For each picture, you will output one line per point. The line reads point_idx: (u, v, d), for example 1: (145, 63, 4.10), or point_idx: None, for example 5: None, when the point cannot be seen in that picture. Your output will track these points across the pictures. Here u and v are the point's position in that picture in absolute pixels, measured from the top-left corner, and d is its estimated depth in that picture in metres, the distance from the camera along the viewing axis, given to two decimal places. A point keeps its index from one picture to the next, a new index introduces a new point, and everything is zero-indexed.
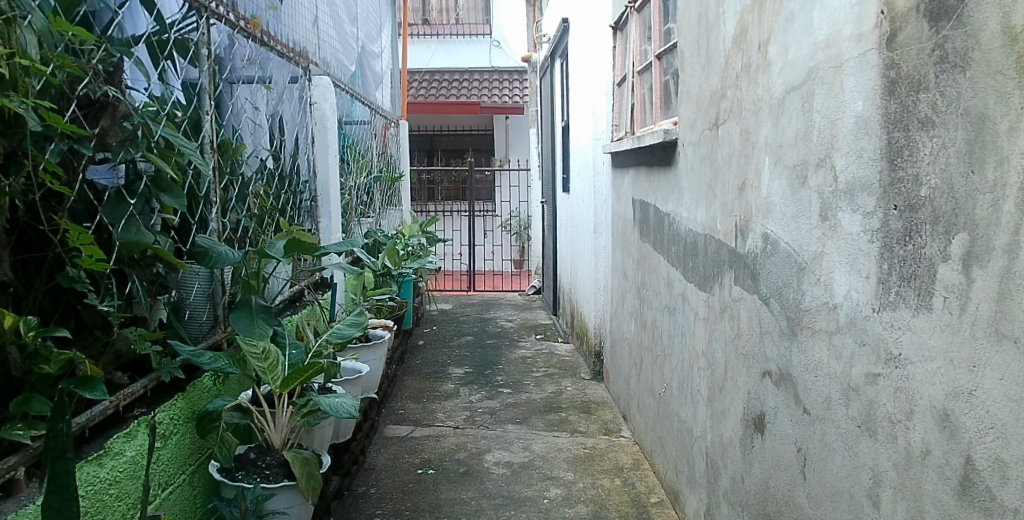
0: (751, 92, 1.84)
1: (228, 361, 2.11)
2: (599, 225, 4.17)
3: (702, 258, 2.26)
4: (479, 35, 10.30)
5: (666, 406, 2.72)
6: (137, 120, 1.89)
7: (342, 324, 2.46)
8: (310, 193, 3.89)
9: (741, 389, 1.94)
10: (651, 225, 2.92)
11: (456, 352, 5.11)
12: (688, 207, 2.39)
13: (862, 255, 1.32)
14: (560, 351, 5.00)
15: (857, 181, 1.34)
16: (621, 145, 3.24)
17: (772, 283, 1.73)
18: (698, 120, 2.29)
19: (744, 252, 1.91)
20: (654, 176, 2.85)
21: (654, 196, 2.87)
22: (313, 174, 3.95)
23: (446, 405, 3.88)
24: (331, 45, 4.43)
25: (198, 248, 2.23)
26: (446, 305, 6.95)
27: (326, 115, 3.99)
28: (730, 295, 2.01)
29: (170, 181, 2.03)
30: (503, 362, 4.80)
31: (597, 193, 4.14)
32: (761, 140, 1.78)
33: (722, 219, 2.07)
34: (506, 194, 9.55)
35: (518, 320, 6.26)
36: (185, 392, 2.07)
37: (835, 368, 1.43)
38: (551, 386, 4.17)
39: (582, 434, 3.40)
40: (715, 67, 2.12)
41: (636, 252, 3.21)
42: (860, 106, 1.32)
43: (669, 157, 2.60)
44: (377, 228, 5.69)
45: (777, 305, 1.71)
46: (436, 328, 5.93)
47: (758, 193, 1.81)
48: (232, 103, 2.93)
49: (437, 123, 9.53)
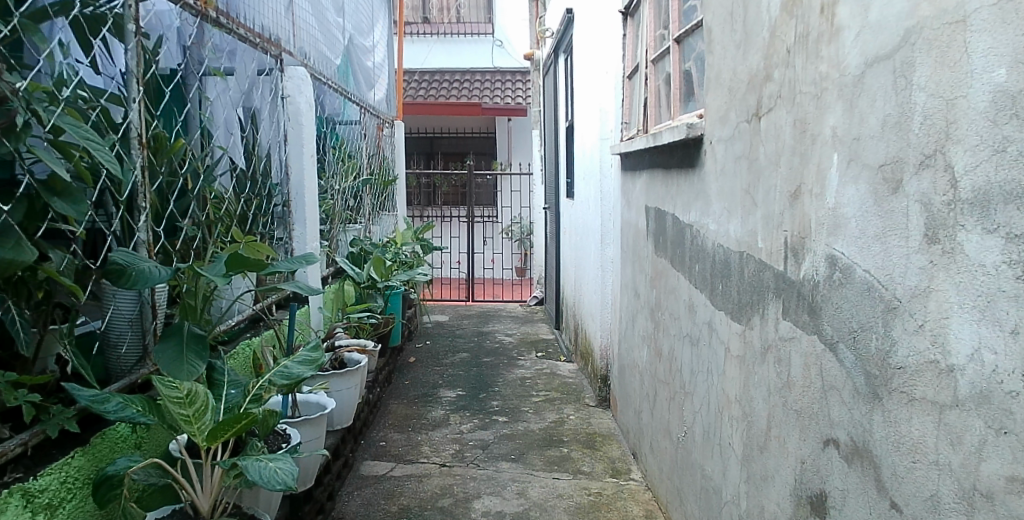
0: (810, 69, 1.43)
1: (140, 410, 1.66)
2: (606, 234, 3.72)
3: (737, 282, 1.83)
4: (483, 35, 9.89)
5: (686, 456, 2.28)
6: (15, 105, 1.47)
7: (292, 360, 1.99)
8: (282, 197, 3.47)
9: (793, 455, 1.51)
10: (668, 238, 2.49)
11: (450, 371, 4.66)
12: (717, 217, 1.96)
13: (1003, 298, 0.91)
14: (562, 372, 4.55)
15: (996, 188, 0.92)
16: (633, 144, 2.82)
17: (844, 324, 1.31)
18: (730, 111, 1.86)
19: (799, 279, 1.48)
20: (673, 180, 2.43)
21: (672, 203, 2.44)
22: (286, 176, 3.49)
23: (433, 437, 3.44)
24: (312, 35, 3.99)
25: (112, 265, 1.78)
26: (443, 317, 6.52)
27: (301, 110, 3.51)
28: (777, 332, 1.58)
29: (67, 183, 1.58)
30: (500, 383, 4.35)
31: (604, 199, 3.70)
32: (825, 131, 1.36)
33: (765, 235, 1.64)
34: (508, 199, 9.10)
35: (517, 335, 5.81)
36: (86, 446, 1.64)
37: (948, 458, 1.01)
38: (552, 415, 3.72)
39: (585, 476, 2.95)
40: (756, 44, 1.70)
41: (649, 268, 2.78)
42: (1004, 76, 0.91)
43: (692, 158, 2.17)
44: (365, 236, 5.27)
45: (851, 355, 1.29)
46: (429, 343, 5.49)
47: (821, 202, 1.38)
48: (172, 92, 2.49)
49: (437, 125, 9.11)
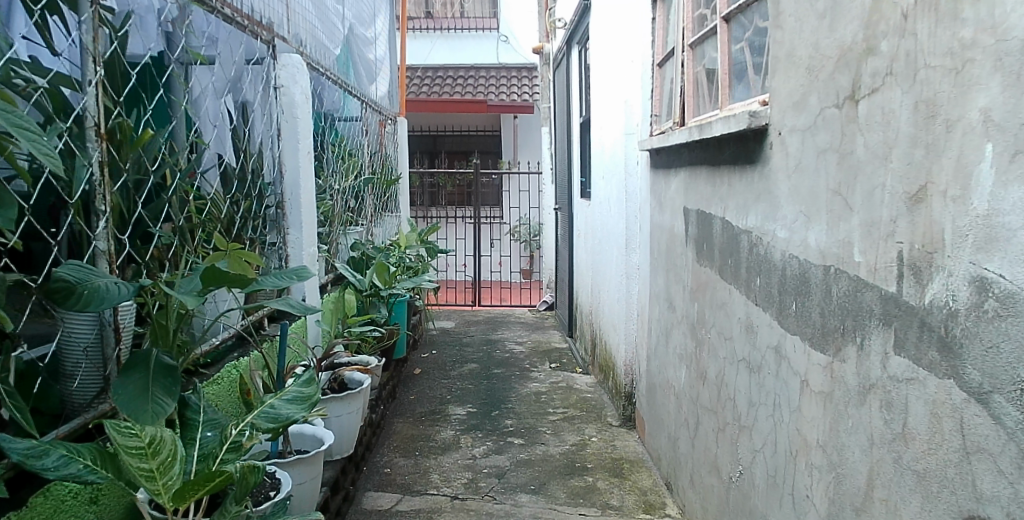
0: (944, 36, 1.10)
1: (91, 465, 1.34)
2: (631, 238, 3.39)
3: (821, 303, 1.50)
4: (488, 30, 9.52)
5: (742, 501, 1.96)
6: None
7: (281, 398, 1.67)
8: (275, 197, 3.14)
9: None
10: (716, 246, 2.17)
11: (458, 384, 4.34)
12: (790, 222, 1.63)
13: None
14: (580, 386, 4.23)
15: None
16: (671, 138, 2.49)
17: (1007, 370, 0.99)
18: (811, 95, 1.53)
19: (924, 306, 1.16)
20: (722, 179, 2.11)
21: (721, 205, 2.12)
22: (279, 174, 3.15)
23: (443, 462, 3.12)
24: (308, 22, 3.67)
25: (60, 284, 1.45)
26: (448, 323, 6.19)
27: (295, 102, 3.18)
28: (889, 370, 1.26)
29: None
30: (513, 398, 4.03)
31: (630, 199, 3.37)
32: (971, 115, 1.04)
33: (869, 247, 1.32)
34: (514, 199, 8.77)
35: (529, 343, 5.47)
36: (21, 510, 1.32)
37: None
38: (573, 436, 3.39)
39: (615, 511, 2.63)
40: (850, 11, 1.37)
41: (689, 279, 2.46)
42: None
43: (752, 154, 1.85)
44: (366, 239, 4.95)
45: (1019, 412, 0.97)
46: (435, 352, 5.16)
47: (964, 208, 1.06)
48: (142, 79, 2.17)
49: (440, 123, 8.77)
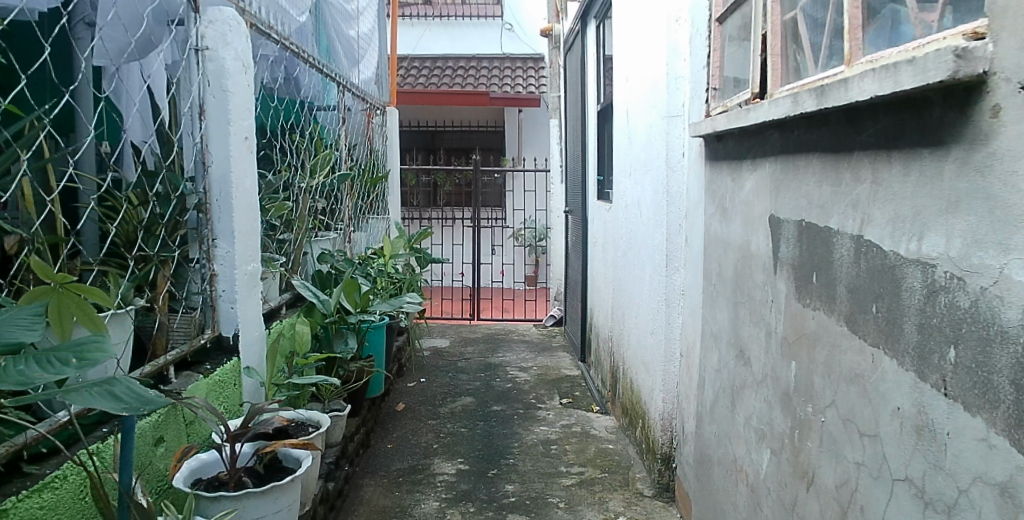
0: None
1: None
2: (673, 254, 2.58)
3: None
4: (490, 17, 8.71)
5: None
6: None
7: None
8: (196, 196, 2.24)
9: None
10: (841, 282, 1.37)
11: (448, 426, 3.54)
12: None
13: None
14: (598, 432, 3.42)
15: None
16: (753, 116, 1.70)
17: None
18: None
19: None
20: (857, 176, 1.31)
21: (853, 217, 1.33)
22: (202, 167, 2.26)
23: None
24: None
25: None
26: (442, 342, 5.39)
27: (227, 71, 2.26)
28: None
29: None
30: (515, 449, 3.22)
31: (673, 202, 2.55)
32: None
33: None
34: (519, 199, 7.97)
35: (535, 370, 4.64)
36: None
37: None
38: (592, 512, 2.59)
39: None
40: None
41: (776, 323, 1.67)
42: None
43: (950, 129, 1.06)
44: (342, 247, 4.16)
45: None
46: (424, 380, 4.37)
47: None
48: None
49: (438, 117, 7.98)
